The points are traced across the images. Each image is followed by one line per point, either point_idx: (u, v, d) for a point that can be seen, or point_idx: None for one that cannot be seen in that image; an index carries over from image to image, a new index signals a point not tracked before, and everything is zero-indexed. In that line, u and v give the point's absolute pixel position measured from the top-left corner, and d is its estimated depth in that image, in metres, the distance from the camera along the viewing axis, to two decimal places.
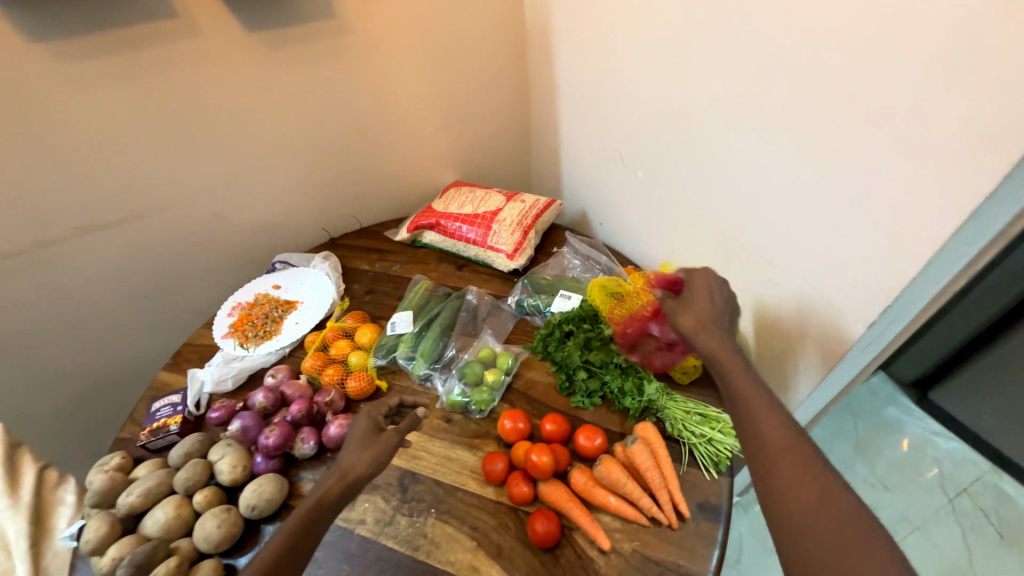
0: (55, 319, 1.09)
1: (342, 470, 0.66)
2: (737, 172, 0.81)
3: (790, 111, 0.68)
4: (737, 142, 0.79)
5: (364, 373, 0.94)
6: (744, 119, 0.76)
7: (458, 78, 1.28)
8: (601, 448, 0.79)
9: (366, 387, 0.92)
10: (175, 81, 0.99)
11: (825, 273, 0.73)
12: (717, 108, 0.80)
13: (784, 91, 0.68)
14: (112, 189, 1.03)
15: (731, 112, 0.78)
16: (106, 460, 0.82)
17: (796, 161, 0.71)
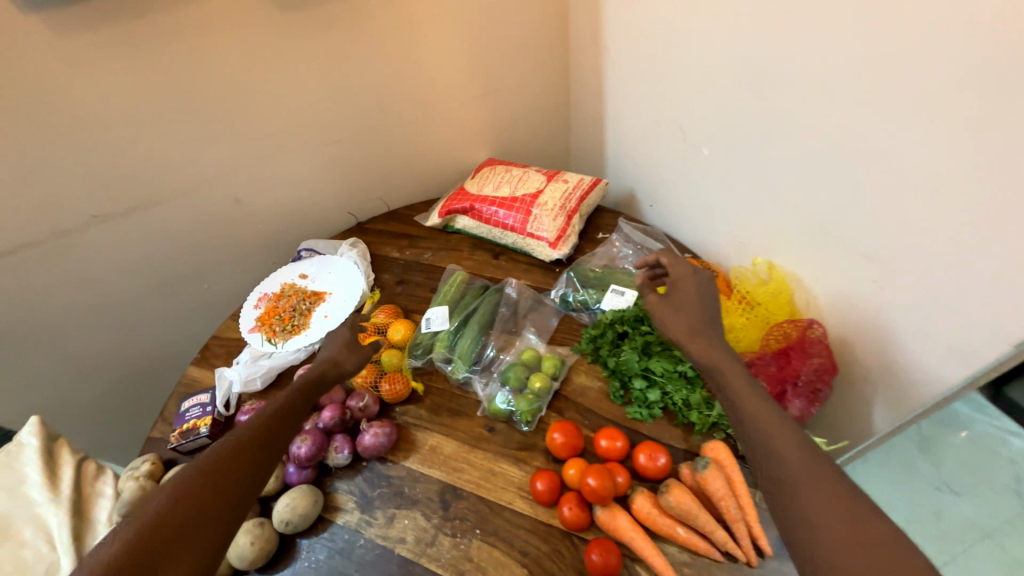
0: (83, 310, 1.06)
1: (326, 366, 0.77)
2: (851, 152, 0.68)
3: (932, 76, 0.57)
4: (854, 114, 0.66)
5: (399, 374, 0.87)
6: (860, 87, 0.64)
7: (492, 41, 1.14)
8: (665, 468, 0.70)
9: (401, 390, 0.85)
10: (184, 53, 0.91)
11: (962, 279, 0.62)
12: (824, 73, 0.67)
13: (925, 52, 0.57)
14: (129, 174, 0.97)
15: (842, 77, 0.65)
16: (136, 465, 0.81)
17: (932, 140, 0.59)
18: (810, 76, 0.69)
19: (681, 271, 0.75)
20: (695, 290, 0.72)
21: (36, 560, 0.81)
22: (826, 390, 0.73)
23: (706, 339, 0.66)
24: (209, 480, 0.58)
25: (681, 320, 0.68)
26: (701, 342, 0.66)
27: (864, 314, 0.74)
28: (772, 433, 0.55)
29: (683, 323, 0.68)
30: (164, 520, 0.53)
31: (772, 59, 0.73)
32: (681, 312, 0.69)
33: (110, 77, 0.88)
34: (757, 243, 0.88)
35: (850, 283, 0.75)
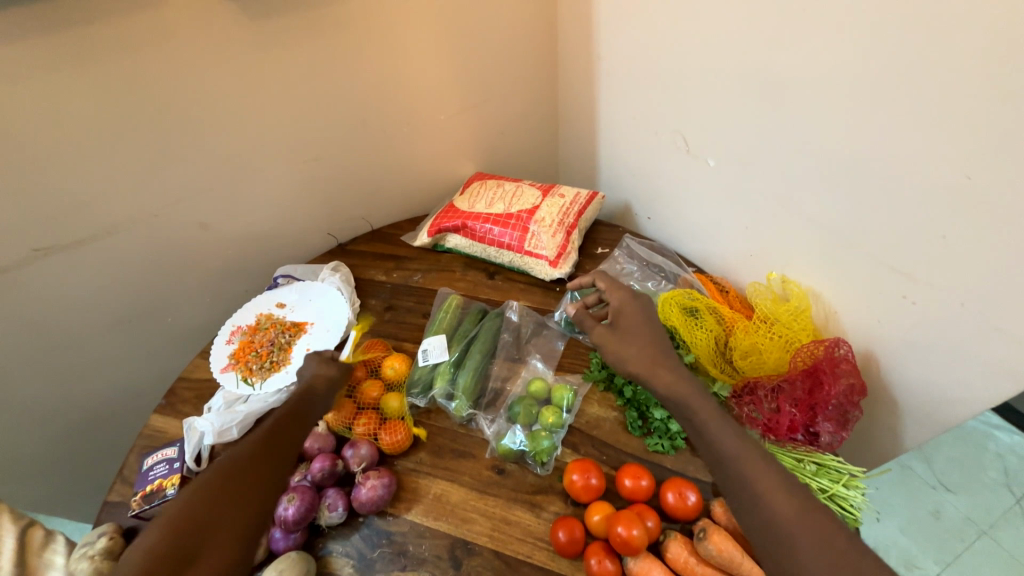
0: (24, 355, 0.93)
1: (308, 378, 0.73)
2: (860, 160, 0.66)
3: (965, 83, 0.54)
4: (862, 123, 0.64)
5: (400, 422, 0.78)
6: (883, 95, 0.61)
7: (477, 50, 1.09)
8: (696, 508, 0.64)
9: (404, 441, 0.76)
10: (140, 65, 0.81)
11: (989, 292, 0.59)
12: (840, 81, 0.64)
13: (958, 58, 0.54)
14: (75, 201, 0.86)
15: (862, 83, 0.62)
16: (92, 540, 0.70)
17: (960, 146, 0.56)
18: (824, 85, 0.66)
19: (623, 301, 0.74)
20: (639, 316, 0.71)
21: None
22: (857, 412, 0.69)
23: (672, 367, 0.64)
24: (200, 506, 0.58)
25: (634, 349, 0.67)
26: (668, 371, 0.64)
27: (891, 333, 0.70)
28: (744, 449, 0.56)
29: (643, 355, 0.65)
30: (153, 563, 0.53)
31: (782, 67, 0.70)
32: (633, 343, 0.68)
33: (51, 92, 0.77)
34: (767, 256, 0.84)
35: (876, 298, 0.70)
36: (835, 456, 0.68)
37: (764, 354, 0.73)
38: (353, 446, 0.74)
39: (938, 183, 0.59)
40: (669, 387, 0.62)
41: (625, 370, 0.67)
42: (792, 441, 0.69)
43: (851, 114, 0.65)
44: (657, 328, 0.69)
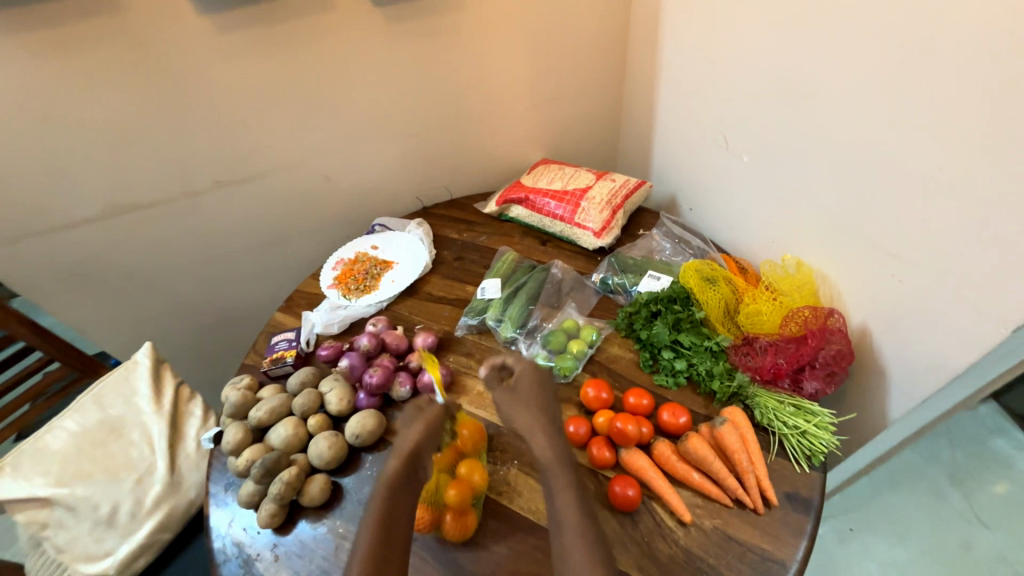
0: (192, 260, 1.26)
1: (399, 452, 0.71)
2: (876, 158, 0.76)
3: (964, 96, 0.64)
4: (882, 127, 0.74)
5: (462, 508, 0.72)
6: (892, 104, 0.72)
7: (559, 55, 1.29)
8: (685, 426, 0.79)
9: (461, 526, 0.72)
10: (306, 52, 1.07)
11: (979, 277, 0.67)
12: (864, 91, 0.75)
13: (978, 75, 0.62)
14: (245, 149, 1.15)
15: (878, 92, 0.73)
16: (237, 380, 0.96)
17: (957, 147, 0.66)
18: (850, 93, 0.77)
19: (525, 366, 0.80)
20: (534, 384, 0.77)
21: (141, 457, 1.05)
22: (842, 373, 0.81)
23: (548, 435, 0.71)
24: None
25: (517, 411, 0.74)
26: (544, 437, 0.71)
27: (883, 308, 0.82)
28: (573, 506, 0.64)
29: (523, 416, 0.73)
30: None
31: (812, 77, 0.82)
32: (516, 407, 0.74)
33: (243, 68, 1.04)
34: (788, 240, 0.97)
35: (875, 279, 0.82)
36: (817, 403, 0.80)
37: (763, 315, 0.89)
38: (423, 337, 1.00)
39: (931, 182, 0.70)
40: (540, 446, 0.69)
41: (511, 424, 0.74)
42: (776, 387, 0.82)
43: (870, 120, 0.76)
44: (548, 398, 0.76)
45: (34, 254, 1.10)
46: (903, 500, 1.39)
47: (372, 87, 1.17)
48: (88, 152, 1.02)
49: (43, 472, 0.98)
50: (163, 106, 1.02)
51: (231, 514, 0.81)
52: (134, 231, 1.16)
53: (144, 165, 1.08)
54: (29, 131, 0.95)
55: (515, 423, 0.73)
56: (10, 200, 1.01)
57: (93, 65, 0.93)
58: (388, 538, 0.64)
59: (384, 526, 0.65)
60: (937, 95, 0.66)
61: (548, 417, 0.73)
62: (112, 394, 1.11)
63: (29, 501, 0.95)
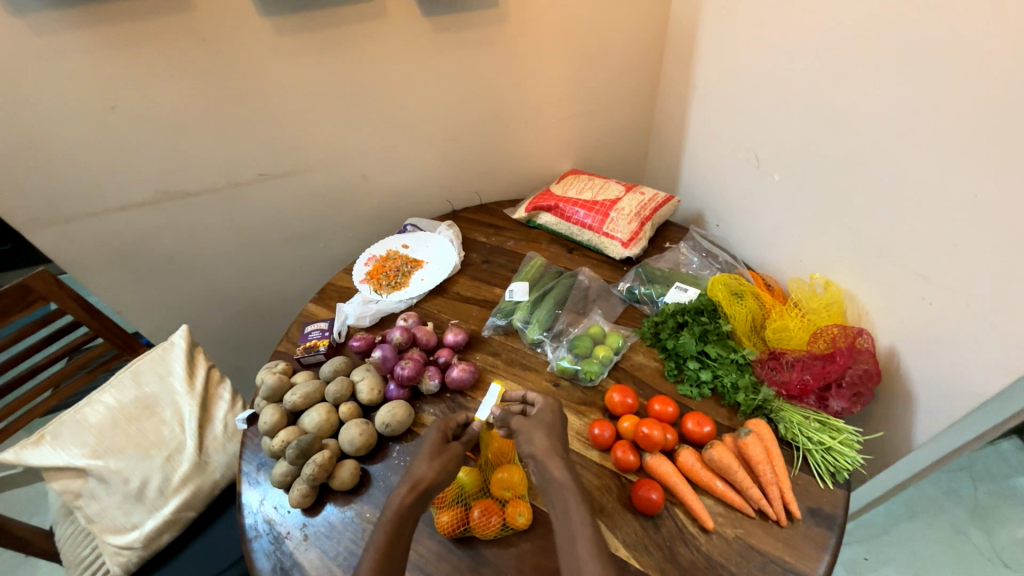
0: (231, 248, 1.31)
1: (415, 479, 0.69)
2: (912, 182, 0.77)
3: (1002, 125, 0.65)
4: (919, 153, 0.75)
5: (495, 503, 0.75)
6: (930, 131, 0.73)
7: (595, 70, 1.33)
8: (710, 435, 0.80)
9: (496, 525, 0.73)
10: (356, 57, 1.12)
11: (1013, 305, 0.68)
12: (901, 118, 0.76)
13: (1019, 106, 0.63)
14: (291, 145, 1.20)
15: (915, 119, 0.75)
16: (273, 365, 1.00)
17: (995, 176, 0.67)
18: (886, 119, 0.79)
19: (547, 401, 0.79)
20: (551, 414, 0.77)
21: (172, 435, 1.07)
22: (868, 394, 0.82)
23: (564, 460, 0.70)
24: None
25: (532, 439, 0.72)
26: (559, 462, 0.69)
27: (912, 331, 0.83)
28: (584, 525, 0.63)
29: (541, 442, 0.72)
30: None
31: (847, 102, 0.84)
32: (532, 437, 0.73)
33: (296, 69, 1.09)
34: (818, 260, 0.98)
35: (904, 301, 0.83)
36: (842, 421, 0.81)
37: (791, 331, 0.91)
38: (452, 333, 1.02)
39: (964, 207, 0.71)
40: (553, 472, 0.68)
41: (525, 451, 0.72)
42: (802, 402, 0.84)
43: (906, 146, 0.77)
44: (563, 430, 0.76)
45: (87, 233, 1.15)
46: (920, 532, 1.37)
47: (414, 92, 1.21)
48: (146, 140, 1.08)
49: (80, 444, 1.00)
50: (218, 100, 1.08)
51: (263, 493, 0.85)
52: (179, 217, 1.21)
53: (196, 155, 1.13)
54: (95, 118, 1.02)
55: (530, 450, 0.71)
56: (71, 182, 1.07)
57: (158, 59, 0.99)
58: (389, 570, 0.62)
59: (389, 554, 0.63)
60: (974, 123, 0.68)
61: (562, 446, 0.72)
62: (148, 372, 1.12)
63: (65, 470, 0.98)
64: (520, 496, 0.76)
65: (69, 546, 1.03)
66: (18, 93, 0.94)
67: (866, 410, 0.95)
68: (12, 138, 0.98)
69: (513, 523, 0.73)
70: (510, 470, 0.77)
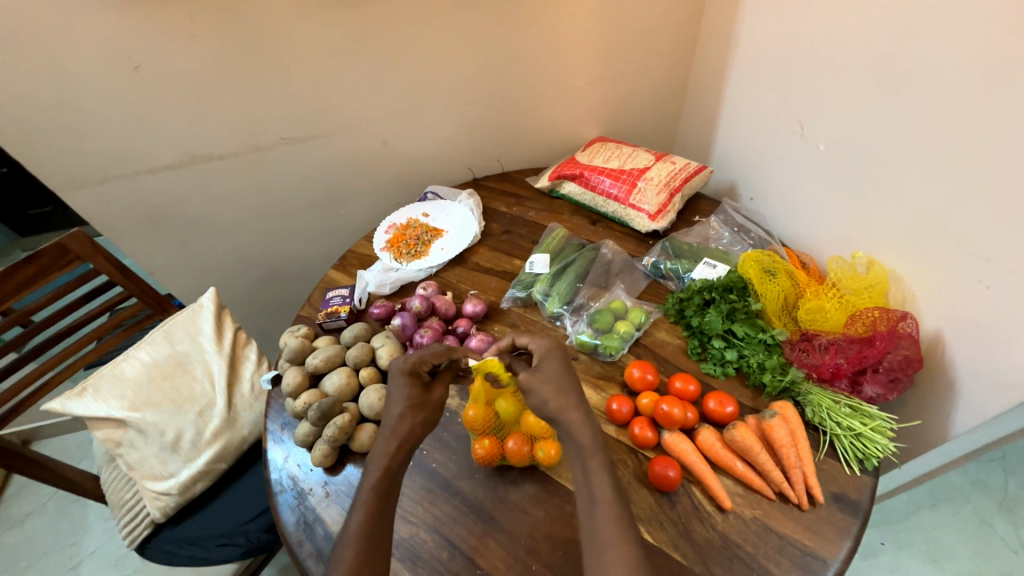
0: (255, 213, 1.32)
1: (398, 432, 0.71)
2: (983, 154, 0.70)
3: None
4: (993, 123, 0.67)
5: (527, 436, 0.77)
6: (1010, 96, 0.65)
7: (628, 29, 1.24)
8: (732, 415, 0.78)
9: (527, 455, 0.76)
10: (376, 12, 1.07)
11: None
12: (974, 84, 0.68)
13: None
14: (311, 108, 1.17)
15: (993, 83, 0.66)
16: (296, 329, 1.01)
17: None
18: (958, 80, 0.70)
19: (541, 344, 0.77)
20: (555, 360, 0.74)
21: (203, 392, 1.12)
22: (906, 381, 0.78)
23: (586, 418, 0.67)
24: None
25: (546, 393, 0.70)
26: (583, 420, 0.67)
27: (962, 316, 0.78)
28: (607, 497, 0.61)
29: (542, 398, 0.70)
30: None
31: (911, 61, 0.76)
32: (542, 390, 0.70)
33: (315, 27, 1.05)
34: (861, 238, 0.92)
35: (957, 283, 0.77)
36: (875, 407, 0.78)
37: (826, 313, 0.87)
38: (471, 303, 1.01)
39: None
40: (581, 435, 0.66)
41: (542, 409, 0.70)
42: (833, 385, 0.80)
43: (979, 113, 0.69)
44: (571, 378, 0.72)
45: (117, 195, 1.17)
46: (942, 520, 1.34)
47: (436, 51, 1.16)
48: (172, 102, 1.07)
49: (119, 396, 1.06)
50: (239, 60, 1.05)
51: (287, 451, 0.88)
52: (205, 181, 1.22)
53: (220, 117, 1.13)
54: (121, 78, 1.01)
55: (548, 407, 0.69)
56: (102, 143, 1.09)
57: (178, 16, 0.96)
58: (381, 527, 0.63)
59: (380, 511, 0.64)
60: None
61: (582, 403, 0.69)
62: (180, 331, 1.16)
63: (107, 420, 1.03)
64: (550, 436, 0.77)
65: (113, 489, 1.10)
66: (47, 52, 0.94)
67: (900, 396, 0.91)
68: (42, 99, 0.99)
69: (540, 457, 0.76)
70: (540, 416, 0.77)
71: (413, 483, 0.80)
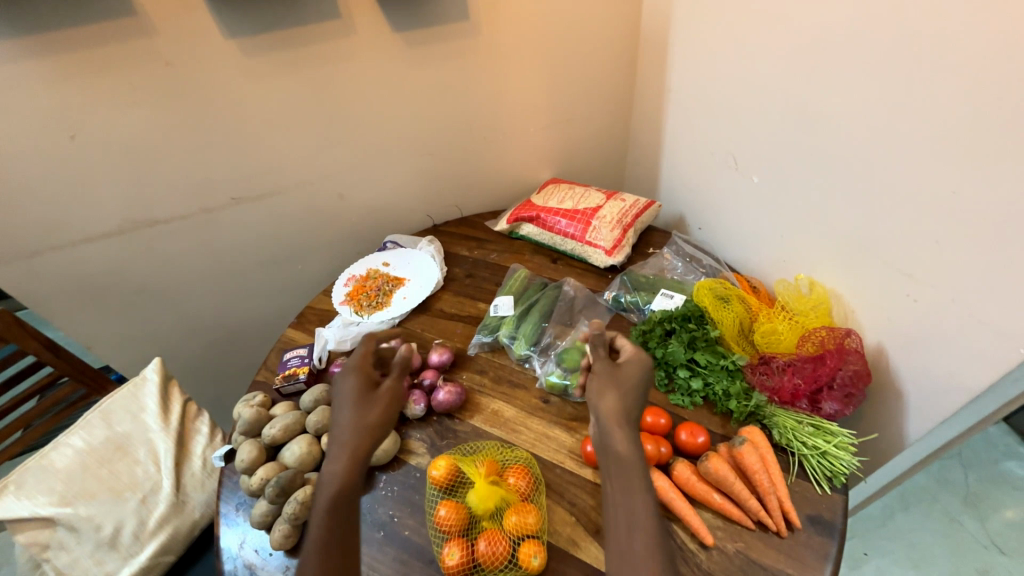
0: (205, 274, 1.26)
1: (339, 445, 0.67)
2: (893, 181, 0.77)
3: (968, 125, 0.66)
4: (898, 154, 0.75)
5: (503, 534, 0.72)
6: (909, 130, 0.73)
7: (570, 79, 1.32)
8: (704, 445, 0.79)
9: (502, 558, 0.70)
10: (326, 72, 1.09)
11: (994, 299, 0.69)
12: (873, 121, 0.77)
13: (998, 101, 0.62)
14: (263, 167, 1.16)
15: (892, 119, 0.74)
16: (251, 397, 0.96)
17: (972, 173, 0.67)
18: (864, 117, 0.78)
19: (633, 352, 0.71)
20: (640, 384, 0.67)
21: (146, 475, 1.01)
22: (859, 395, 0.82)
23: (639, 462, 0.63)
24: None
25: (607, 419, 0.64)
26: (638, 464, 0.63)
27: (898, 329, 0.83)
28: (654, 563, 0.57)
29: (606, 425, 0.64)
30: None
31: (823, 102, 0.84)
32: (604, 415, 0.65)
33: (264, 89, 1.06)
34: (800, 260, 0.99)
35: (889, 298, 0.83)
36: (836, 423, 0.80)
37: (780, 335, 0.91)
38: (438, 352, 0.99)
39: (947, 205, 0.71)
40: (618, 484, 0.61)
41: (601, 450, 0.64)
42: (795, 406, 0.83)
43: (886, 146, 0.77)
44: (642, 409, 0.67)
45: (49, 267, 1.10)
46: (916, 523, 1.37)
47: (388, 107, 1.19)
48: (110, 168, 1.03)
49: (46, 491, 0.94)
50: (183, 123, 1.04)
51: (243, 535, 0.81)
52: (149, 246, 1.16)
53: (165, 181, 1.09)
54: (52, 148, 0.97)
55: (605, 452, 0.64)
56: (31, 215, 1.02)
57: (118, 85, 0.95)
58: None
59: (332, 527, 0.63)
60: (952, 120, 0.67)
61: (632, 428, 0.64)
62: (119, 410, 1.06)
63: (32, 521, 0.91)
64: (532, 533, 0.72)
65: None
66: None
67: (858, 408, 0.95)
68: None
69: (519, 559, 0.70)
70: (521, 510, 0.73)
71: (383, 555, 0.74)
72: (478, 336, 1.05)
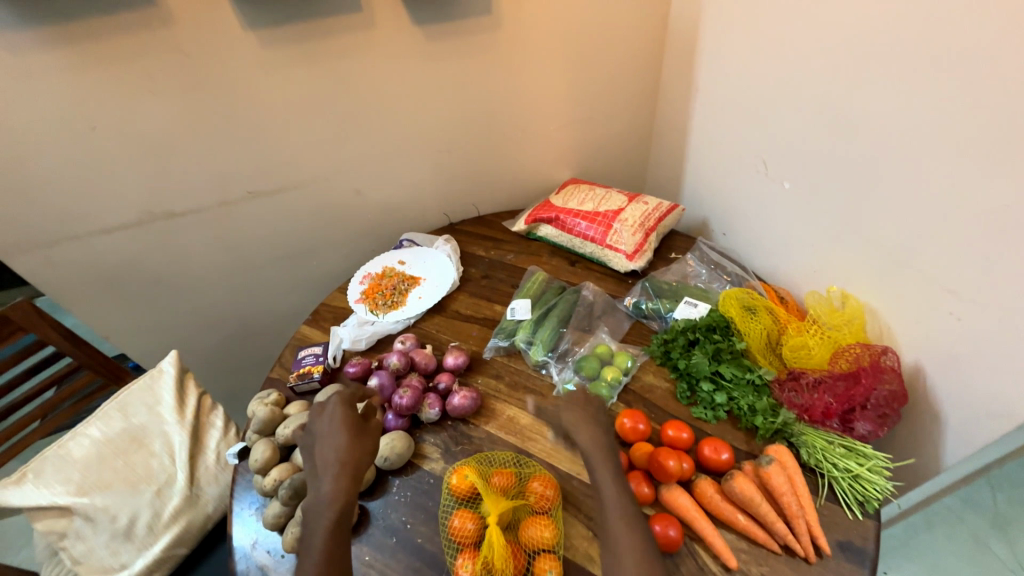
0: (221, 268, 1.26)
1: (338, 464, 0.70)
2: (937, 192, 0.73)
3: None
4: (943, 164, 0.71)
5: (520, 548, 0.70)
6: (958, 139, 0.69)
7: (593, 76, 1.29)
8: (728, 463, 0.76)
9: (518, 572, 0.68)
10: (346, 67, 1.07)
11: None
12: (919, 128, 0.73)
13: None
14: (280, 162, 1.15)
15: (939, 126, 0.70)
16: (265, 395, 0.95)
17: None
18: (908, 124, 0.74)
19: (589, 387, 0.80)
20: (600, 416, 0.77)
21: (162, 467, 1.02)
22: (894, 416, 0.79)
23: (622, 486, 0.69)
24: None
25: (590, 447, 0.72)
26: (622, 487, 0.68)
27: (937, 347, 0.79)
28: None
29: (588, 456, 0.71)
30: None
31: (863, 106, 0.80)
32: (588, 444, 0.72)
33: (284, 83, 1.05)
34: (831, 271, 0.95)
35: (928, 315, 0.79)
36: (868, 445, 0.77)
37: (810, 349, 0.87)
38: (453, 355, 0.97)
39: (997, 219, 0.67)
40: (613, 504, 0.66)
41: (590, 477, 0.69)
42: (824, 425, 0.80)
43: (931, 155, 0.73)
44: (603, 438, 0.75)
45: (69, 258, 1.10)
46: (940, 544, 1.32)
47: (408, 103, 1.17)
48: (129, 160, 1.03)
49: (64, 480, 0.95)
50: (203, 117, 1.03)
51: (256, 534, 0.80)
52: (167, 238, 1.16)
53: (183, 173, 1.09)
54: (74, 139, 0.97)
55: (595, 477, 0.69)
56: (52, 205, 1.02)
57: (139, 77, 0.94)
58: None
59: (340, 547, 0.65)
60: (1007, 129, 0.63)
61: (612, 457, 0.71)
62: (136, 402, 1.06)
63: (50, 509, 0.92)
64: (550, 548, 0.70)
65: None
66: None
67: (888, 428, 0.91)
68: None
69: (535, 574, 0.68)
70: (539, 525, 0.71)
71: (396, 562, 0.73)
72: (494, 339, 1.02)
